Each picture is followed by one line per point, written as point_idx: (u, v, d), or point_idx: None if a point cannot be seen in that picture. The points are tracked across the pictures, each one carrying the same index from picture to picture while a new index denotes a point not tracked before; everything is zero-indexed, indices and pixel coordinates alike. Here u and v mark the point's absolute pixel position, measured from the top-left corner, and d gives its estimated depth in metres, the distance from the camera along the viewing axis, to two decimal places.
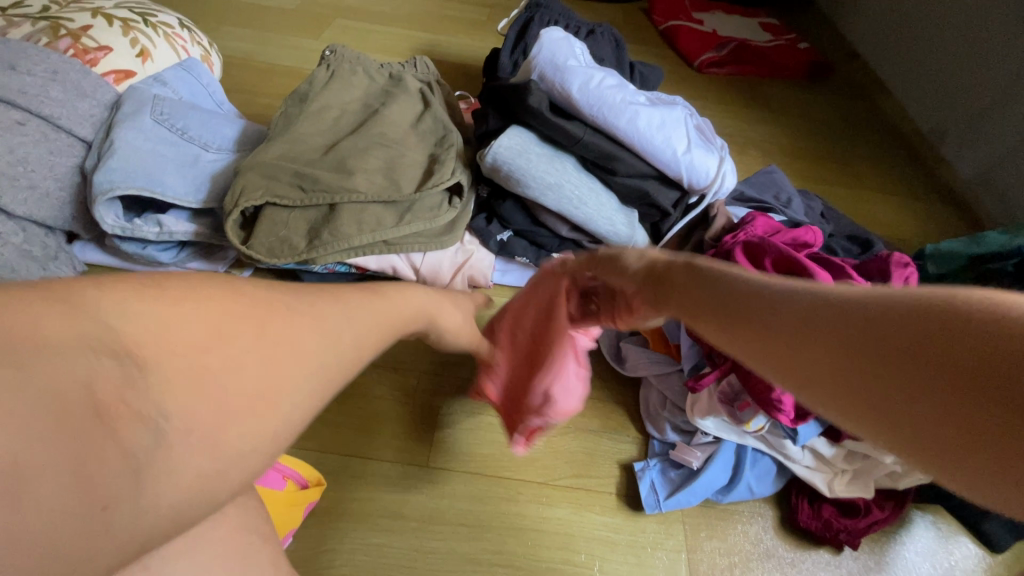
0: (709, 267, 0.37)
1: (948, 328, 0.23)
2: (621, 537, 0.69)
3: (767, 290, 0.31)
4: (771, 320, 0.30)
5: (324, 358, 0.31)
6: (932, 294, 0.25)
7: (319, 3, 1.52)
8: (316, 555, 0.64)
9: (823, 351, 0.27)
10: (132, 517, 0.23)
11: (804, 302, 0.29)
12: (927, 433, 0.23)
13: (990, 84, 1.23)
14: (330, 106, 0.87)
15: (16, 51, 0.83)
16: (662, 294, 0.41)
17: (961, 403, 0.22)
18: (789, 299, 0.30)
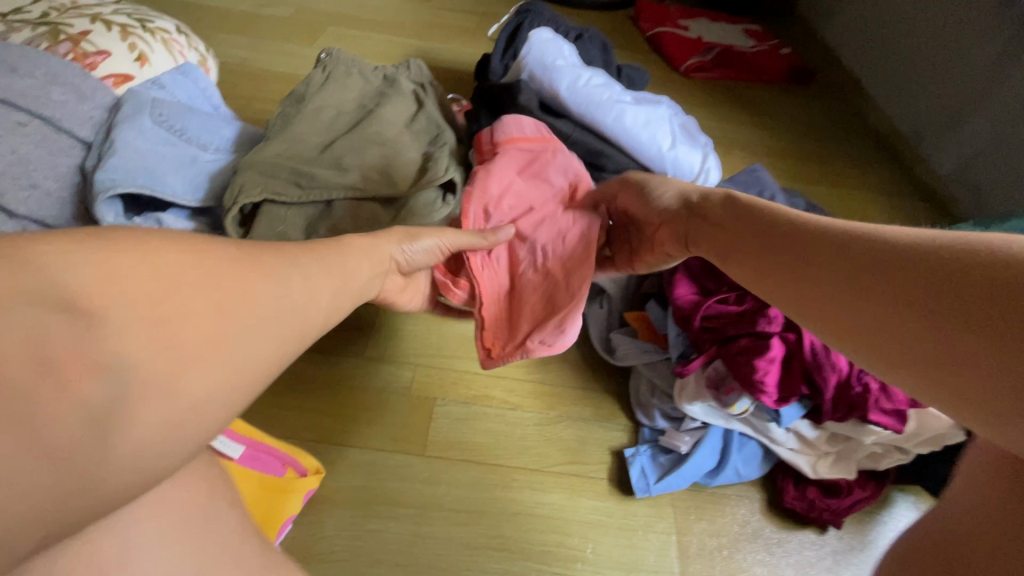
0: (804, 223, 0.49)
1: (970, 268, 0.34)
2: (613, 520, 0.71)
3: (852, 238, 0.43)
4: (851, 259, 0.42)
5: (288, 310, 0.39)
6: (965, 248, 0.35)
7: (313, 11, 1.55)
8: (315, 541, 0.65)
9: (877, 278, 0.39)
10: (152, 427, 0.31)
11: (876, 249, 0.40)
12: (932, 332, 0.35)
13: (965, 85, 1.28)
14: (326, 107, 0.89)
15: (17, 55, 0.85)
16: (718, 233, 0.57)
17: (958, 312, 0.34)
18: (866, 245, 0.41)
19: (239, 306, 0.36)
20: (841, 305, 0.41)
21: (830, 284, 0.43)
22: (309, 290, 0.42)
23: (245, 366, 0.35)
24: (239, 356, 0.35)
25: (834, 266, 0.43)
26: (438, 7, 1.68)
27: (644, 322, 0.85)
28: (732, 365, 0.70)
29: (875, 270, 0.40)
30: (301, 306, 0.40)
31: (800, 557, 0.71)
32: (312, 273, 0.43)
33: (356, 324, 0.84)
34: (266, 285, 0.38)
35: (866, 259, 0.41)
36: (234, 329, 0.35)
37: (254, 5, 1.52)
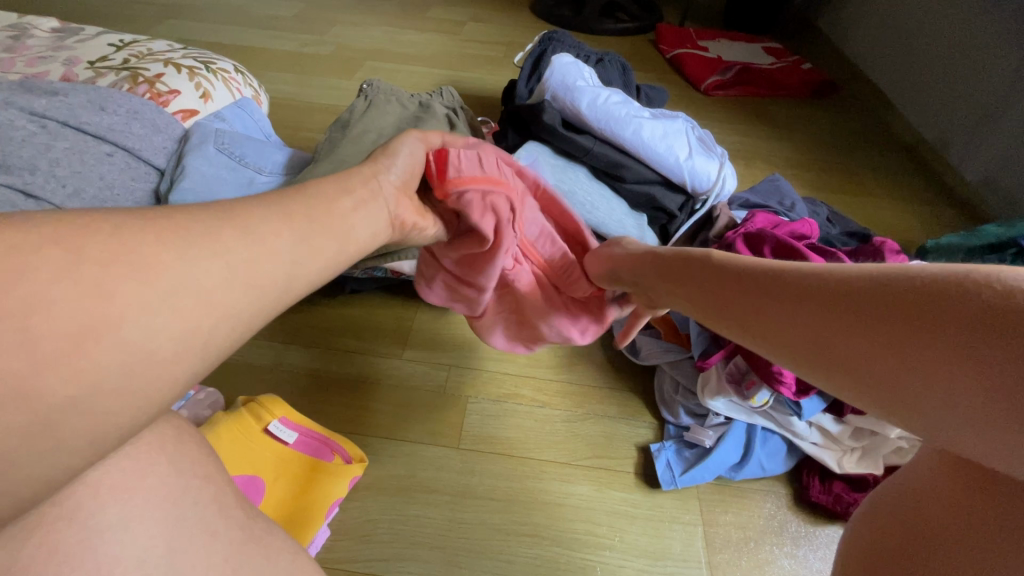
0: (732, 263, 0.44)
1: (934, 298, 0.29)
2: (640, 511, 0.73)
3: (787, 272, 0.38)
4: (795, 297, 0.36)
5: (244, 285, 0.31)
6: (923, 273, 0.30)
7: (352, 49, 1.68)
8: (361, 524, 0.70)
9: (828, 317, 0.34)
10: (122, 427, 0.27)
11: (818, 280, 0.35)
12: (909, 376, 0.30)
13: (985, 91, 1.29)
14: (368, 131, 0.99)
15: (103, 95, 0.97)
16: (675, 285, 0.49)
17: (933, 352, 0.29)
18: (807, 280, 0.36)
19: (136, 280, 0.27)
20: (809, 353, 0.35)
21: (775, 328, 0.37)
22: (257, 255, 0.33)
23: (158, 356, 0.27)
24: (143, 344, 0.27)
25: (776, 311, 0.37)
26: (466, 40, 1.80)
27: (667, 324, 0.89)
28: (752, 358, 0.74)
29: (823, 303, 0.34)
30: (236, 270, 0.31)
31: (826, 551, 0.71)
32: (257, 231, 0.33)
33: (394, 329, 0.91)
34: (181, 254, 0.29)
35: (805, 299, 0.36)
36: (127, 313, 0.26)
37: (299, 46, 1.67)
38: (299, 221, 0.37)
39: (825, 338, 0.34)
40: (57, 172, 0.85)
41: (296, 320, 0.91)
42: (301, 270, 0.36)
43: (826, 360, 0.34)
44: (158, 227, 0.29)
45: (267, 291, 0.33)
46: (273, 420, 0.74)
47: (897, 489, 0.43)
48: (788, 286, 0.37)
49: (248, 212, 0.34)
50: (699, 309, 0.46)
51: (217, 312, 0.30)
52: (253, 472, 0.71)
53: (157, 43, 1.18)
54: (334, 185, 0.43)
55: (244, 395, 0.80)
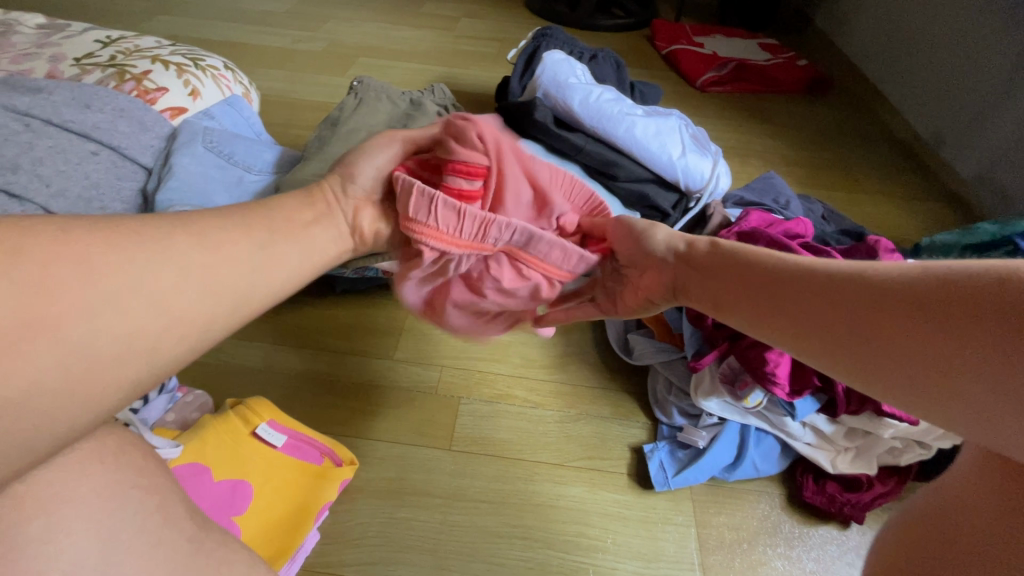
0: (767, 262, 0.45)
1: (977, 291, 0.31)
2: (633, 512, 0.73)
3: (823, 272, 0.40)
4: (839, 297, 0.38)
5: (195, 294, 0.35)
6: (962, 268, 0.32)
7: (344, 45, 1.66)
8: (350, 527, 0.69)
9: (871, 314, 0.36)
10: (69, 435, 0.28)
11: (857, 280, 0.37)
12: (958, 366, 0.31)
13: (980, 88, 1.28)
14: (358, 129, 0.98)
15: (89, 93, 0.95)
16: (696, 276, 0.50)
17: (979, 342, 0.30)
18: (846, 280, 0.38)
19: (80, 280, 0.29)
20: (853, 349, 0.37)
21: (809, 326, 0.40)
22: (203, 265, 0.36)
23: (100, 355, 0.29)
24: (86, 342, 0.29)
25: (819, 311, 0.39)
26: (460, 36, 1.78)
27: (660, 324, 0.89)
28: (744, 359, 0.74)
29: (869, 299, 0.36)
30: (181, 278, 0.34)
31: (821, 552, 0.71)
32: (202, 244, 0.36)
33: (386, 331, 0.90)
34: (128, 258, 0.32)
35: (828, 291, 0.39)
36: (73, 311, 0.29)
37: (291, 42, 1.65)
38: (249, 234, 0.40)
39: (847, 328, 0.37)
40: (40, 171, 0.84)
41: (286, 320, 0.90)
42: (247, 285, 0.38)
43: (848, 352, 0.37)
44: (109, 236, 0.32)
45: (224, 315, 0.36)
46: (261, 423, 0.73)
47: (940, 494, 0.44)
48: (809, 279, 0.41)
49: (195, 225, 0.37)
50: (729, 307, 0.47)
51: (161, 317, 0.33)
52: (240, 477, 0.70)
53: (144, 39, 1.16)
54: (287, 204, 0.46)
55: (232, 397, 0.79)
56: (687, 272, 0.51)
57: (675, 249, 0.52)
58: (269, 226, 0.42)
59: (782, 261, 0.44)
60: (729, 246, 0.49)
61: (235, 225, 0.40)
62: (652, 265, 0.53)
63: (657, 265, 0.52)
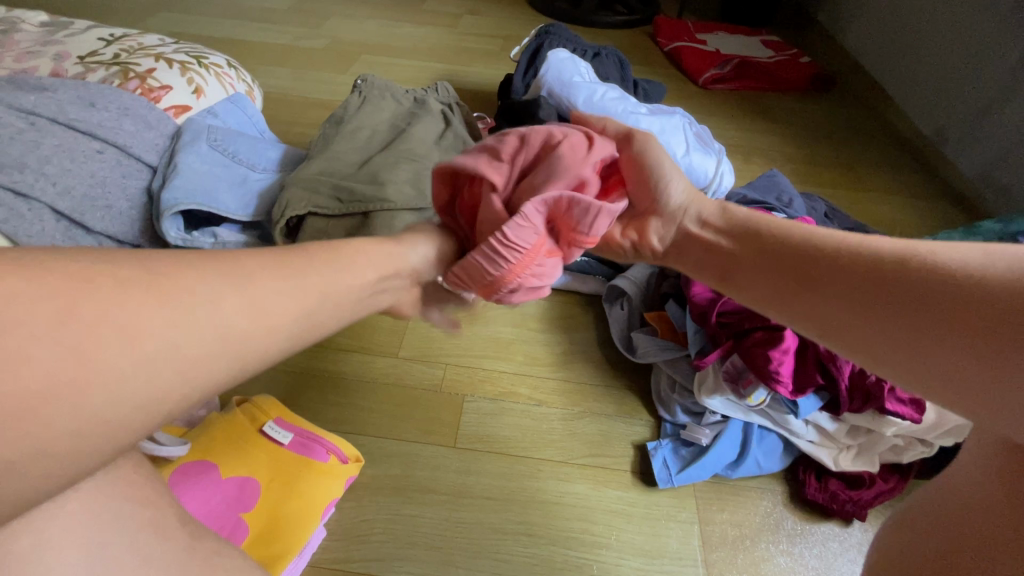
0: (787, 235, 0.49)
1: (998, 295, 0.35)
2: (636, 509, 0.73)
3: (848, 251, 0.44)
4: (858, 278, 0.42)
5: (227, 335, 0.33)
6: (986, 272, 0.36)
7: (346, 42, 1.66)
8: (356, 524, 0.69)
9: (888, 298, 0.40)
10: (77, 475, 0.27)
11: (880, 265, 0.41)
12: (961, 360, 0.36)
13: (982, 87, 1.28)
14: (362, 128, 0.98)
15: (94, 92, 0.95)
16: (713, 238, 0.54)
17: (989, 341, 0.35)
18: (868, 262, 0.42)
19: (105, 335, 0.28)
20: (860, 325, 0.42)
21: (822, 298, 0.44)
22: (240, 321, 0.34)
23: (121, 406, 0.28)
24: (105, 410, 0.28)
25: (835, 284, 0.43)
26: (462, 33, 1.78)
27: (663, 321, 0.89)
28: (748, 357, 0.74)
29: (890, 284, 0.40)
30: (215, 332, 0.32)
31: (823, 549, 0.71)
32: (238, 299, 0.34)
33: (390, 329, 0.91)
34: (166, 320, 0.30)
35: (864, 278, 0.42)
36: (101, 379, 0.27)
37: (293, 39, 1.65)
38: (292, 282, 0.38)
39: (886, 317, 0.40)
40: (46, 170, 0.84)
41: None
42: (276, 341, 0.36)
43: (855, 325, 0.42)
44: (143, 289, 0.30)
45: (255, 352, 0.35)
46: (268, 421, 0.74)
47: (940, 491, 0.46)
48: (846, 265, 0.43)
49: (235, 275, 0.35)
50: (735, 268, 0.52)
51: (188, 379, 0.31)
52: (247, 474, 0.70)
53: (147, 37, 1.16)
54: (351, 255, 0.45)
55: (239, 395, 0.80)
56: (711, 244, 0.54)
57: (690, 213, 0.56)
58: (310, 261, 0.41)
59: (803, 236, 0.48)
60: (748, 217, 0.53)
61: (276, 257, 0.39)
62: (656, 213, 0.56)
63: (661, 216, 0.56)
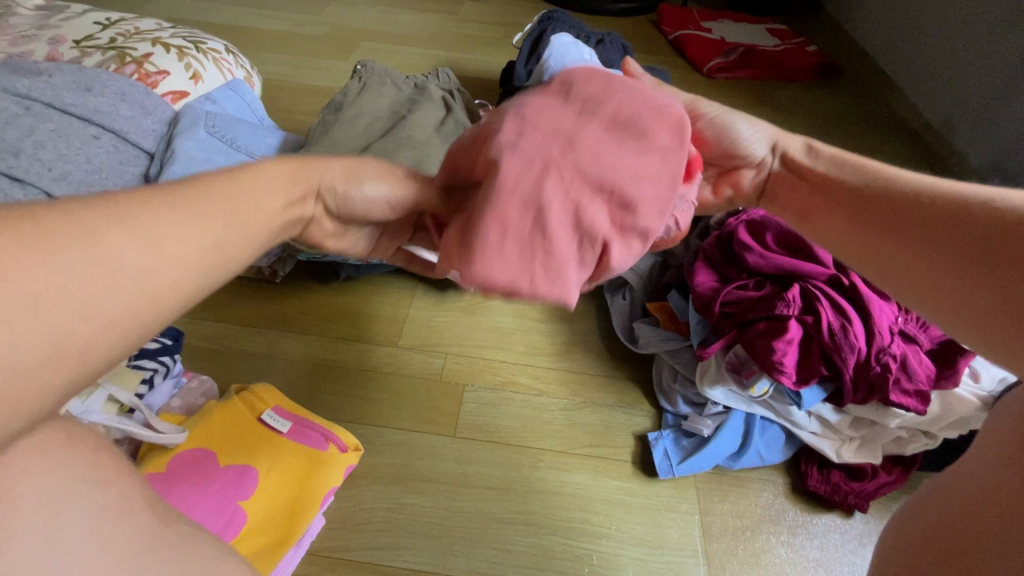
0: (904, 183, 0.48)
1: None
2: (636, 500, 0.73)
3: (929, 198, 0.46)
4: (926, 218, 0.45)
5: (129, 289, 0.28)
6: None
7: (346, 29, 1.64)
8: (355, 513, 0.69)
9: (946, 243, 0.44)
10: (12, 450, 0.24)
11: (947, 213, 0.44)
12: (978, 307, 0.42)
13: (992, 75, 1.26)
14: (362, 114, 0.96)
15: (90, 76, 0.94)
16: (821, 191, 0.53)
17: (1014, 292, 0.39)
18: (931, 206, 0.45)
19: None
20: (916, 256, 0.45)
21: (900, 234, 0.46)
22: (131, 258, 0.28)
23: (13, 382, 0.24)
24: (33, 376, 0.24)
25: (907, 225, 0.46)
26: (464, 20, 1.75)
27: (666, 312, 0.89)
28: (751, 347, 0.74)
29: (945, 232, 0.44)
30: (110, 285, 0.27)
31: (824, 540, 0.71)
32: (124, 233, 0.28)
33: (390, 317, 0.90)
34: (42, 258, 0.25)
35: (940, 221, 0.44)
36: None
37: (292, 25, 1.62)
38: (192, 213, 0.32)
39: (962, 258, 0.42)
40: (42, 155, 0.83)
41: (289, 306, 0.89)
42: (190, 274, 0.31)
43: (913, 252, 0.45)
44: (2, 228, 0.24)
45: (169, 307, 0.30)
46: (267, 409, 0.73)
47: (948, 479, 0.41)
48: (927, 209, 0.45)
49: (116, 208, 0.29)
50: (840, 211, 0.51)
51: (78, 328, 0.26)
52: (248, 463, 0.69)
53: (145, 21, 1.14)
54: (256, 186, 0.37)
55: (238, 383, 0.79)
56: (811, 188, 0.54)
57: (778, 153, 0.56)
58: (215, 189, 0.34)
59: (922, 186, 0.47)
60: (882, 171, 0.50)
61: (177, 189, 0.32)
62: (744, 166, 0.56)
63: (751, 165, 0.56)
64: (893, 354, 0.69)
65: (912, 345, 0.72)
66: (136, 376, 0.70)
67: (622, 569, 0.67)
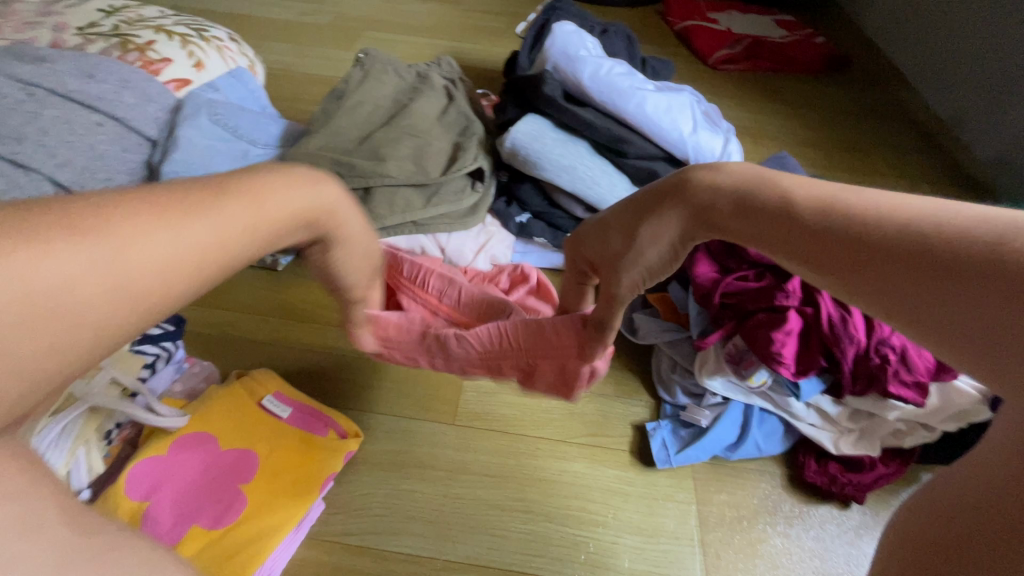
0: (829, 205, 0.35)
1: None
2: (634, 489, 0.73)
3: (877, 225, 0.33)
4: (888, 259, 0.33)
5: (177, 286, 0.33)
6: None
7: (349, 18, 1.63)
8: (354, 498, 0.70)
9: (938, 291, 0.31)
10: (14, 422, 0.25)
11: (906, 245, 0.32)
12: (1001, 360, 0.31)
13: (1003, 66, 1.24)
14: (364, 102, 0.96)
15: (93, 63, 0.94)
16: (738, 220, 0.39)
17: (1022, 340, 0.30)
18: (887, 235, 0.33)
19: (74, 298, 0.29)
20: (896, 302, 0.33)
21: (869, 284, 0.34)
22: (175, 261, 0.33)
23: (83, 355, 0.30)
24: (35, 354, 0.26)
25: (871, 271, 0.33)
26: (468, 9, 1.74)
27: (666, 303, 0.88)
28: (750, 338, 0.73)
29: (940, 280, 0.31)
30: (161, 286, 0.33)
31: (820, 531, 0.71)
32: (89, 249, 0.26)
33: None
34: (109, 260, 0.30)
35: (943, 272, 0.31)
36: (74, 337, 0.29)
37: (295, 14, 1.62)
38: (178, 228, 0.30)
39: (944, 290, 0.31)
40: (46, 141, 0.84)
41: (290, 294, 0.90)
42: (162, 286, 0.29)
43: (891, 299, 0.33)
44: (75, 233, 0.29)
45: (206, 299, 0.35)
46: (267, 395, 0.74)
47: None
48: (888, 243, 0.33)
49: (100, 216, 0.27)
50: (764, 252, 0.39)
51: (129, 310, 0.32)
52: (246, 448, 0.70)
53: (147, 9, 1.14)
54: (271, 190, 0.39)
55: (239, 369, 0.80)
56: (728, 233, 0.41)
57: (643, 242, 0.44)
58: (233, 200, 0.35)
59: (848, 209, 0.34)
60: (761, 179, 0.39)
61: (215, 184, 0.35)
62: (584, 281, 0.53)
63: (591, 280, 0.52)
64: (892, 347, 0.69)
65: None
66: (138, 360, 0.70)
67: (617, 557, 0.68)
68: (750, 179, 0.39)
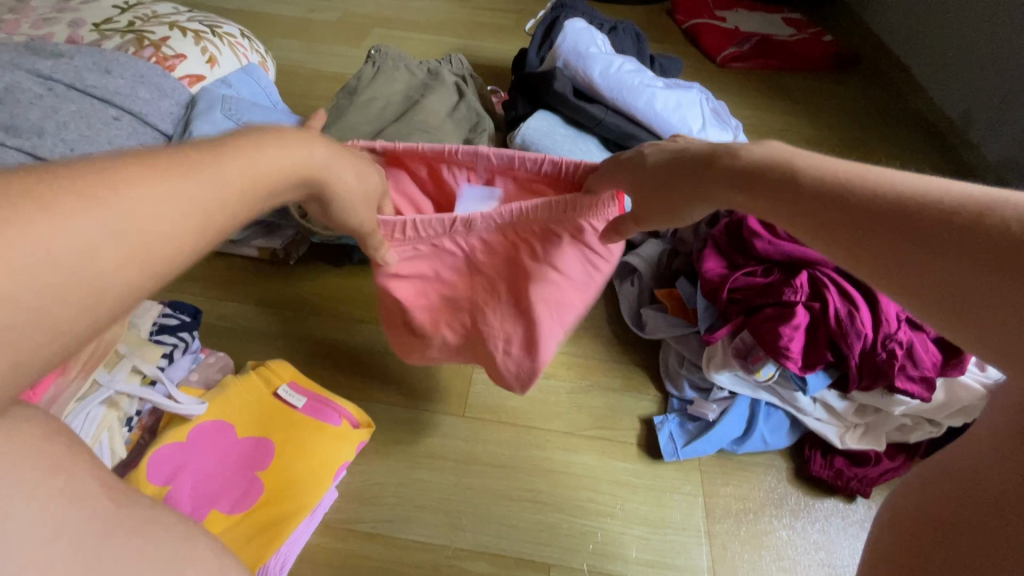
0: (826, 176, 0.37)
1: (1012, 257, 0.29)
2: (641, 480, 0.75)
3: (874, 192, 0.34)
4: (878, 223, 0.33)
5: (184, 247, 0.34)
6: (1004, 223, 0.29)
7: (358, 15, 1.64)
8: (367, 486, 0.72)
9: (918, 254, 0.32)
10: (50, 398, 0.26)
11: (897, 206, 0.33)
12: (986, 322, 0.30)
13: (1013, 65, 1.24)
14: (376, 98, 0.97)
15: (110, 60, 0.96)
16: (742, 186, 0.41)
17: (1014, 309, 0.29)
18: (884, 203, 0.33)
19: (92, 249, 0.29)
20: (884, 261, 0.33)
21: (860, 247, 0.34)
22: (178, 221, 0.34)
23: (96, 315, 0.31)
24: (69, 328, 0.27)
25: (863, 231, 0.34)
26: (477, 7, 1.75)
27: (675, 299, 0.89)
28: (758, 333, 0.74)
29: (924, 242, 0.31)
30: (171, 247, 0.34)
31: (826, 524, 0.72)
32: (99, 202, 0.27)
33: None
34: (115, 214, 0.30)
35: (935, 234, 0.31)
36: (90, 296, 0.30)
37: (305, 11, 1.63)
38: (170, 186, 0.31)
39: (928, 253, 0.31)
40: (64, 135, 0.86)
41: (303, 288, 0.91)
42: (172, 242, 0.30)
43: (884, 261, 0.33)
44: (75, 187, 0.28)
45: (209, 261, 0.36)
46: (282, 384, 0.75)
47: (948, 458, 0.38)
48: (883, 206, 0.33)
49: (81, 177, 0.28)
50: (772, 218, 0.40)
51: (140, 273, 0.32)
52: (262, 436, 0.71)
53: (162, 5, 1.15)
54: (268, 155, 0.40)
55: (253, 360, 0.82)
56: (746, 208, 0.42)
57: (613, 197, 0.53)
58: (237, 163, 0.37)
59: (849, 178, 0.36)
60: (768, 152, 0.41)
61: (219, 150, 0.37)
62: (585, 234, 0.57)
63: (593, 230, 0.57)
64: (900, 341, 0.69)
65: (920, 332, 0.72)
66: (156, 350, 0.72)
67: (624, 546, 0.69)
68: (760, 149, 0.41)
